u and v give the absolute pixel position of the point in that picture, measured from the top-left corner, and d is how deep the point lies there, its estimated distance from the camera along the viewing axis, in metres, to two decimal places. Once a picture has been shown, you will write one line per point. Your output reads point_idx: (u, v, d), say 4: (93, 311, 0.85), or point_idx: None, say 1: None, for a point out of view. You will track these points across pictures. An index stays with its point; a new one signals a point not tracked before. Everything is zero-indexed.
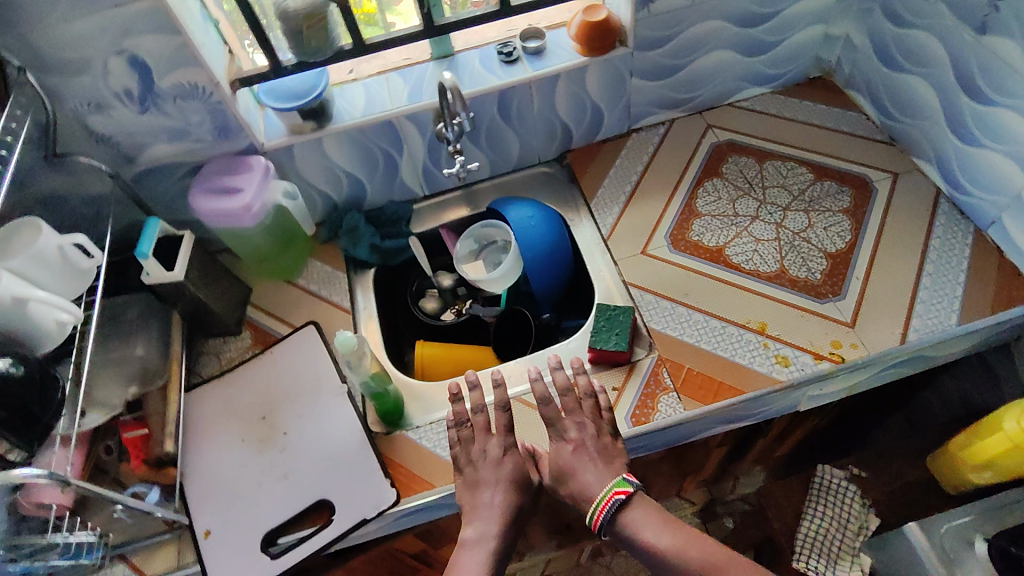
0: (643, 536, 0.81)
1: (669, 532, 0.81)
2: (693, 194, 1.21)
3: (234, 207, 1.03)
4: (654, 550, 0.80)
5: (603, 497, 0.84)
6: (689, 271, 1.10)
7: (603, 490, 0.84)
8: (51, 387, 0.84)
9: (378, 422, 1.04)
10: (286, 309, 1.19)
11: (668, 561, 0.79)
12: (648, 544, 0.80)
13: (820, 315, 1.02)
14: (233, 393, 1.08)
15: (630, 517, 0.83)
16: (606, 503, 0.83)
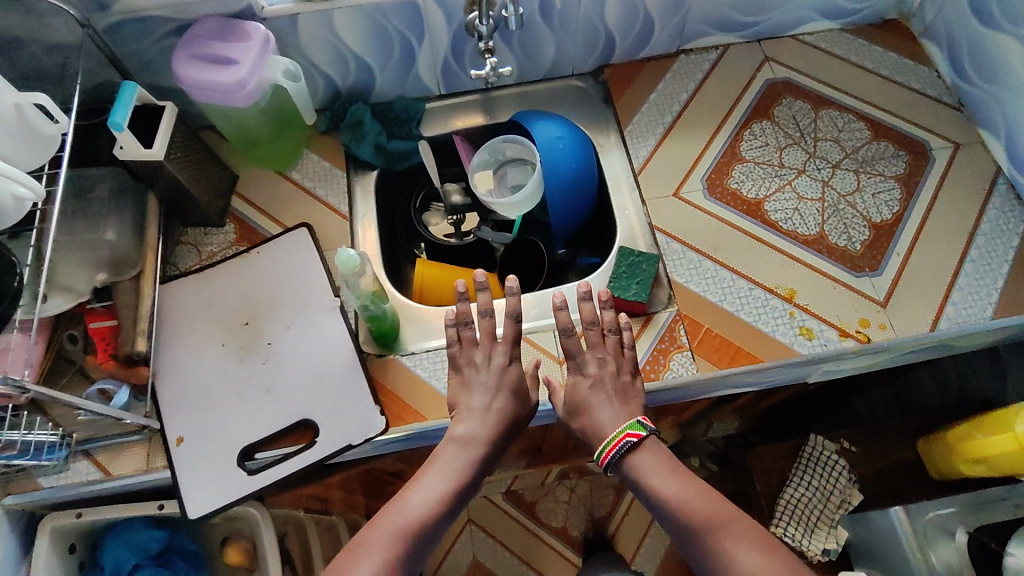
0: (646, 482, 0.81)
1: (675, 483, 0.80)
2: (738, 135, 1.10)
3: (225, 84, 0.89)
4: (656, 498, 0.80)
5: (610, 440, 0.83)
6: (722, 223, 1.02)
7: (610, 435, 0.84)
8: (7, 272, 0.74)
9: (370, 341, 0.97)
10: (276, 205, 1.07)
11: (666, 510, 0.79)
12: (650, 490, 0.80)
13: (853, 289, 0.96)
14: (213, 293, 0.99)
15: (637, 463, 0.82)
16: (612, 445, 0.83)
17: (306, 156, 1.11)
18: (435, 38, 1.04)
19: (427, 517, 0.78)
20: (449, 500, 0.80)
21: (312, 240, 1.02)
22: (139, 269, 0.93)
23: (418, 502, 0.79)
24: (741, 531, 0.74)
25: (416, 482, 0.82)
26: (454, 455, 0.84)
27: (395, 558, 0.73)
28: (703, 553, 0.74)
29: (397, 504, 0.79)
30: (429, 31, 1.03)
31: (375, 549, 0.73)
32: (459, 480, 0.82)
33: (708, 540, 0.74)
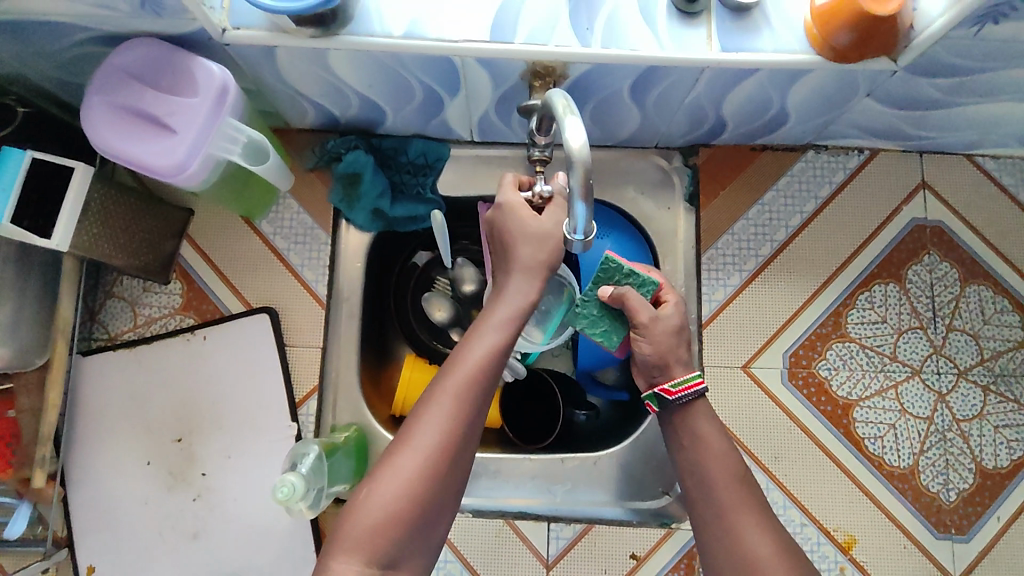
0: (685, 442, 0.62)
1: (727, 447, 0.61)
2: (849, 299, 0.83)
3: (159, 167, 0.62)
4: (699, 449, 0.61)
5: (682, 380, 0.63)
6: (793, 424, 0.80)
7: (674, 380, 0.63)
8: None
9: None
10: (237, 266, 0.83)
11: (710, 459, 0.61)
12: (690, 456, 0.61)
13: (926, 554, 0.78)
14: (143, 384, 0.78)
15: (684, 424, 0.63)
16: (679, 390, 0.63)
17: (284, 202, 0.84)
18: (475, 94, 0.73)
19: (489, 373, 0.56)
20: (512, 346, 0.58)
21: (274, 333, 0.80)
22: (49, 356, 0.72)
23: (483, 348, 0.57)
24: (780, 531, 0.57)
25: (477, 322, 0.59)
26: (502, 305, 0.59)
27: (463, 426, 0.54)
28: (721, 547, 0.57)
29: (462, 345, 0.58)
30: (468, 90, 0.72)
31: (435, 413, 0.54)
32: (519, 316, 0.59)
33: (726, 520, 0.58)
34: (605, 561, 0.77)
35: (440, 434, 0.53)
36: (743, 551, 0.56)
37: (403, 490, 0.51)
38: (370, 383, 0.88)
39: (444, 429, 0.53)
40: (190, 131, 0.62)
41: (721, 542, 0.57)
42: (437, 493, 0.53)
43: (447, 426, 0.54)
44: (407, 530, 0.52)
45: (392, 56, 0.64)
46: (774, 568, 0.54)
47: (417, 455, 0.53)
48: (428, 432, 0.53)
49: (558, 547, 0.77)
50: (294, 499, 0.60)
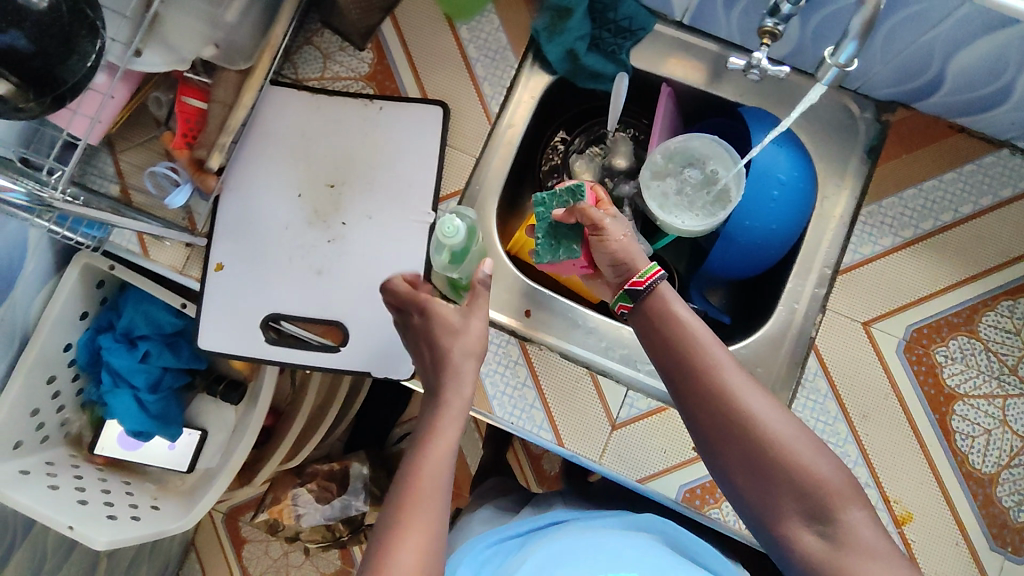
0: (657, 322, 0.64)
1: (694, 320, 0.63)
2: (990, 302, 0.82)
3: None
4: (669, 326, 0.63)
5: (646, 269, 0.65)
6: (892, 393, 0.80)
7: (642, 270, 0.65)
8: (92, 7, 0.58)
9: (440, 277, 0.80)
10: (427, 57, 0.86)
11: (673, 336, 0.62)
12: (662, 334, 0.63)
13: (975, 558, 0.77)
14: (315, 126, 0.82)
15: (655, 307, 0.64)
16: (647, 278, 0.65)
17: (487, 16, 0.87)
18: None
19: (442, 498, 0.57)
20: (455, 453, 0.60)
21: (441, 126, 0.83)
22: (252, 64, 0.77)
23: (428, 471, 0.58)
24: (758, 385, 0.60)
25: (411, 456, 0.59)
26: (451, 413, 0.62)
27: (436, 540, 0.55)
28: (709, 414, 0.60)
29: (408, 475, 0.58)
30: None
31: (410, 541, 0.54)
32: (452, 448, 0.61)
33: (703, 391, 0.60)
34: (667, 443, 0.78)
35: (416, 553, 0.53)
36: (723, 412, 0.59)
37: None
38: (502, 213, 0.91)
39: (417, 557, 0.53)
40: None
41: (703, 415, 0.60)
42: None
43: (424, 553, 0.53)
44: None
45: None
46: (755, 424, 0.58)
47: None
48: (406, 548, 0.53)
49: (630, 414, 0.79)
50: (450, 238, 0.69)
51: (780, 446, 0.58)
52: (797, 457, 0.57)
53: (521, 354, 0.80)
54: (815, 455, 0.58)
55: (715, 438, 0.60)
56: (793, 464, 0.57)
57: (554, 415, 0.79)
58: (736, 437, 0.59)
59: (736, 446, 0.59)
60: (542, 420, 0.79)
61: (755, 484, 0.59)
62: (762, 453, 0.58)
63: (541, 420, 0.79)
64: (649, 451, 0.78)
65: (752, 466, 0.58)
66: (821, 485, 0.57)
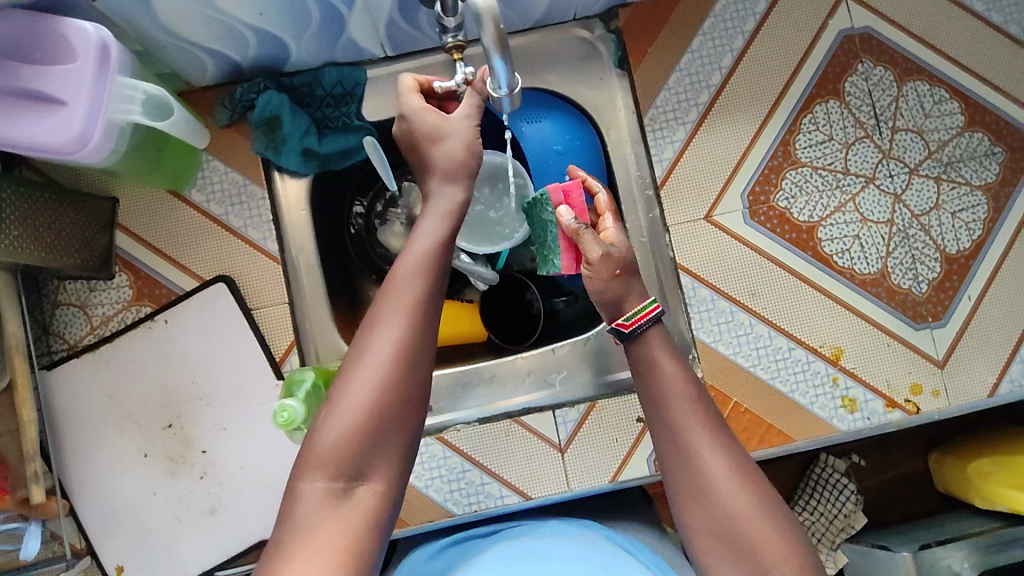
0: (642, 369, 0.63)
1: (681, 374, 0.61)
2: (794, 126, 0.84)
3: (57, 143, 0.61)
4: (652, 375, 0.62)
5: (637, 313, 0.65)
6: (765, 258, 0.82)
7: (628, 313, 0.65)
8: None
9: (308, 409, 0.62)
10: (178, 242, 0.79)
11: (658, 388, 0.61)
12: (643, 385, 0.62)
13: (909, 346, 0.81)
14: (118, 381, 0.76)
15: (642, 352, 0.64)
16: (633, 321, 0.65)
17: (208, 165, 0.80)
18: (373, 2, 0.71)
19: (403, 357, 0.53)
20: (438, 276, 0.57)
21: (234, 298, 0.78)
22: (10, 376, 0.69)
23: (416, 255, 0.58)
24: (736, 451, 0.58)
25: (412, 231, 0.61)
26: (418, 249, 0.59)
27: (410, 341, 0.54)
28: (682, 470, 0.58)
29: (363, 336, 0.54)
30: None
31: (384, 331, 0.54)
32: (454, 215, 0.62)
33: (678, 433, 0.59)
34: (614, 431, 0.79)
35: (390, 348, 0.53)
36: (700, 473, 0.57)
37: (346, 511, 0.50)
38: (345, 323, 0.85)
39: (345, 431, 0.51)
40: (83, 97, 0.61)
41: (679, 456, 0.58)
42: (373, 524, 0.50)
43: (399, 342, 0.54)
44: (365, 450, 0.51)
45: None
46: (729, 491, 0.55)
47: (365, 380, 0.52)
48: (384, 335, 0.54)
49: (568, 430, 0.78)
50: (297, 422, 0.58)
51: (739, 514, 0.54)
52: (754, 530, 0.53)
53: (445, 447, 0.78)
54: (777, 528, 0.53)
55: (684, 492, 0.57)
56: (752, 537, 0.53)
57: (507, 478, 0.78)
58: (702, 495, 0.56)
59: (702, 502, 0.56)
60: (500, 489, 0.78)
61: (716, 546, 0.55)
62: (723, 514, 0.55)
63: (499, 490, 0.78)
64: (606, 449, 0.79)
65: (716, 533, 0.55)
66: (777, 560, 0.52)
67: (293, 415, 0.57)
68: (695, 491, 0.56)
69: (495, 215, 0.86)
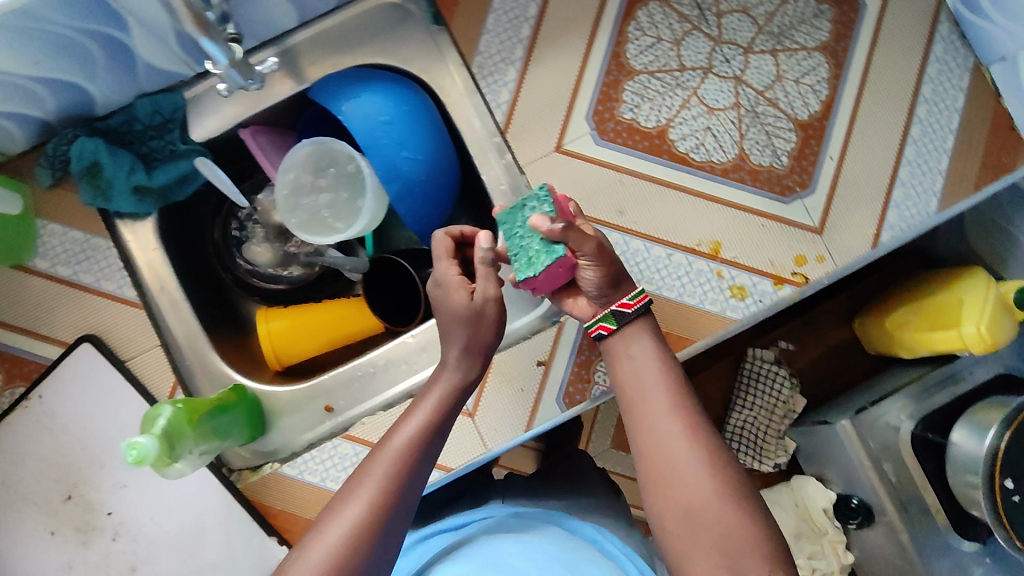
0: (620, 352, 0.66)
1: (656, 367, 0.64)
2: (621, 35, 0.82)
3: None
4: (627, 387, 0.64)
5: (637, 293, 0.66)
6: (623, 174, 0.81)
7: (630, 293, 0.66)
8: None
9: (173, 441, 0.62)
10: (35, 314, 0.77)
11: (636, 380, 0.64)
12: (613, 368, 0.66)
13: (784, 221, 0.81)
14: (9, 468, 0.74)
15: (616, 347, 0.66)
16: (636, 300, 0.66)
17: (45, 230, 0.77)
18: (148, 18, 0.65)
19: (374, 526, 0.56)
20: (426, 454, 0.62)
21: (104, 356, 0.76)
22: None
23: (408, 432, 0.63)
24: (709, 435, 0.61)
25: (407, 412, 0.66)
26: (422, 410, 0.65)
27: (382, 509, 0.57)
28: (648, 450, 0.61)
29: (338, 504, 0.58)
30: (134, 17, 0.64)
31: (358, 501, 0.57)
32: (447, 404, 0.66)
33: (649, 427, 0.61)
34: (518, 381, 0.79)
35: (359, 514, 0.57)
36: (664, 453, 0.60)
37: None
38: (229, 351, 0.82)
39: None
40: None
41: (653, 473, 0.60)
42: None
43: (370, 511, 0.57)
44: None
45: (21, 16, 0.58)
46: (689, 469, 0.58)
47: (332, 542, 0.55)
48: (356, 504, 0.57)
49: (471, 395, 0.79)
50: (150, 456, 0.58)
51: (699, 493, 0.58)
52: (720, 513, 0.56)
53: (354, 444, 0.76)
54: (737, 511, 0.57)
55: (649, 470, 0.61)
56: (715, 522, 0.56)
57: None
58: (660, 471, 0.60)
59: (662, 478, 0.60)
60: None
61: (678, 527, 0.58)
62: (682, 498, 0.58)
63: None
64: (513, 400, 0.79)
65: (678, 507, 0.58)
66: (739, 540, 0.55)
67: (143, 451, 0.57)
68: (655, 467, 0.60)
69: (327, 215, 0.80)
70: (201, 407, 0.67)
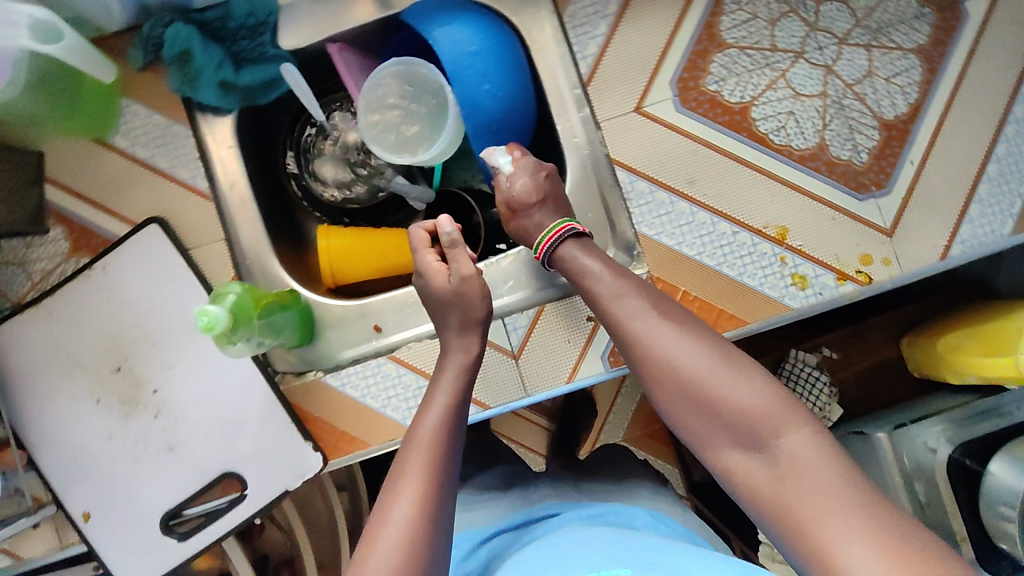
0: (574, 275, 0.70)
1: (611, 283, 0.66)
2: (718, 8, 0.82)
3: None
4: (600, 304, 0.67)
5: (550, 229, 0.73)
6: (700, 145, 0.81)
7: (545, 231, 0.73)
8: None
9: (241, 322, 0.64)
10: (108, 190, 0.78)
11: (608, 300, 0.66)
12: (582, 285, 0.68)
13: (854, 217, 0.80)
14: (64, 333, 0.76)
15: (567, 258, 0.71)
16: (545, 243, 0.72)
17: (130, 109, 0.79)
18: None
19: (424, 515, 0.56)
20: (451, 436, 0.63)
21: (170, 240, 0.77)
22: None
23: (431, 418, 0.63)
24: (697, 338, 0.61)
25: (423, 400, 0.66)
26: (437, 398, 0.65)
27: (429, 502, 0.57)
28: (653, 377, 0.61)
29: (384, 505, 0.58)
30: None
31: (404, 493, 0.57)
32: (464, 379, 0.68)
33: (634, 345, 0.62)
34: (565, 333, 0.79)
35: (409, 506, 0.56)
36: (673, 378, 0.59)
37: None
38: (288, 260, 0.85)
39: None
40: None
41: (702, 414, 0.58)
42: None
43: (417, 500, 0.57)
44: None
45: None
46: (704, 382, 0.58)
47: (391, 539, 0.55)
48: (402, 497, 0.57)
49: (519, 337, 0.78)
50: (221, 327, 0.61)
51: (718, 400, 0.57)
52: (740, 404, 0.57)
53: (399, 366, 0.75)
54: (750, 390, 0.57)
55: (665, 400, 0.60)
56: (741, 408, 0.56)
57: None
58: (675, 393, 0.59)
59: (679, 401, 0.59)
60: None
61: (717, 435, 0.58)
62: (702, 401, 0.58)
63: None
64: (559, 349, 0.78)
65: (710, 420, 0.58)
66: (763, 414, 0.56)
67: (213, 319, 0.60)
68: (668, 388, 0.60)
69: (412, 131, 0.82)
70: (264, 299, 0.70)
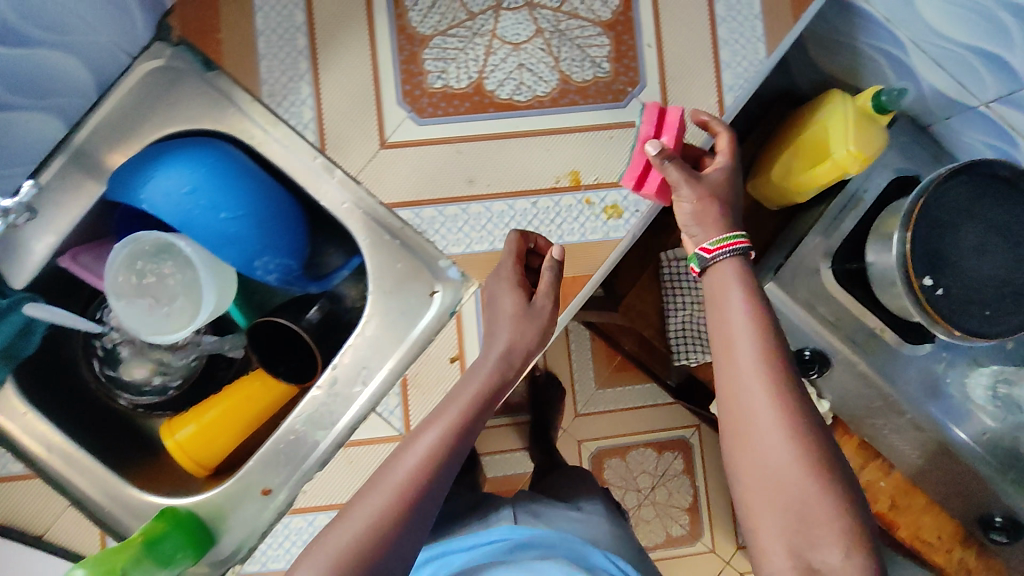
0: (713, 293, 0.66)
1: (744, 317, 0.63)
2: (399, 7, 0.78)
3: None
4: (716, 310, 0.66)
5: (721, 239, 0.67)
6: (456, 143, 0.78)
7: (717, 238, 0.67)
8: None
9: None
10: None
11: (721, 317, 0.64)
12: (712, 299, 0.66)
13: (628, 125, 0.80)
14: None
15: (719, 280, 0.67)
16: (717, 246, 0.67)
17: None
18: None
19: (386, 518, 0.59)
20: (450, 458, 0.65)
21: None
22: None
23: (431, 434, 0.66)
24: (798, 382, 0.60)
25: (435, 414, 0.69)
26: (452, 406, 0.68)
27: (397, 514, 0.60)
28: (731, 386, 0.62)
29: (352, 514, 0.61)
30: None
31: (370, 503, 0.61)
32: (485, 395, 0.69)
33: (727, 373, 0.62)
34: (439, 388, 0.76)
35: (362, 522, 0.59)
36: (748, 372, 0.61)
37: None
38: (149, 480, 0.80)
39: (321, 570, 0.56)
40: None
41: (753, 463, 0.59)
42: None
43: (381, 509, 0.60)
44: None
45: None
46: (771, 440, 0.58)
47: (341, 537, 0.58)
48: (370, 504, 0.61)
49: (399, 417, 0.75)
50: None
51: (776, 459, 0.58)
52: (799, 488, 0.56)
53: (305, 515, 0.74)
54: (807, 480, 0.56)
55: (731, 425, 0.61)
56: (792, 489, 0.56)
57: None
58: (739, 427, 0.60)
59: (749, 440, 0.59)
60: None
61: (758, 489, 0.58)
62: (756, 448, 0.59)
63: None
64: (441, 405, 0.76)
65: (759, 478, 0.58)
66: (808, 505, 0.55)
67: None
68: (742, 422, 0.60)
69: (170, 304, 0.75)
70: (123, 552, 0.66)
